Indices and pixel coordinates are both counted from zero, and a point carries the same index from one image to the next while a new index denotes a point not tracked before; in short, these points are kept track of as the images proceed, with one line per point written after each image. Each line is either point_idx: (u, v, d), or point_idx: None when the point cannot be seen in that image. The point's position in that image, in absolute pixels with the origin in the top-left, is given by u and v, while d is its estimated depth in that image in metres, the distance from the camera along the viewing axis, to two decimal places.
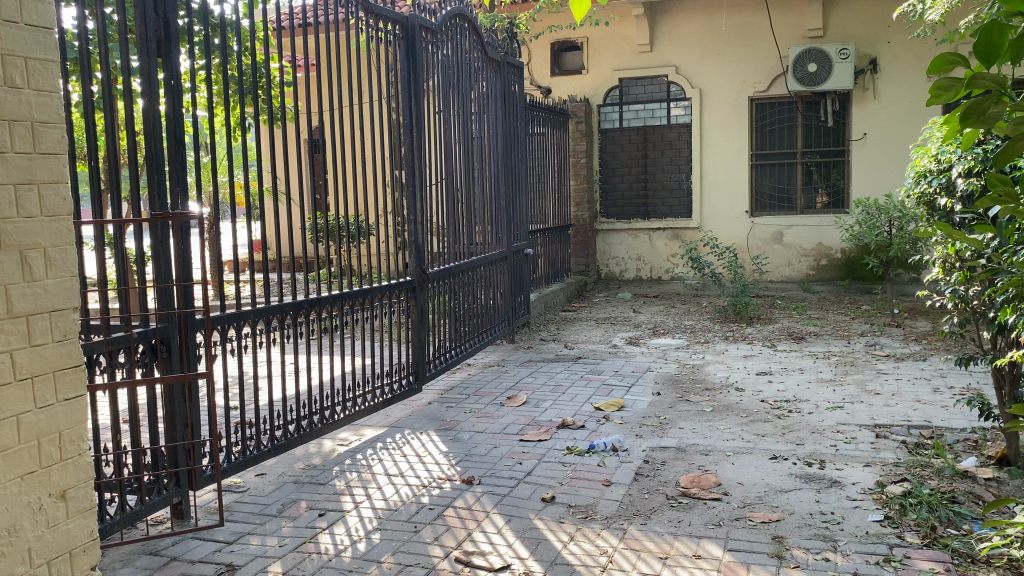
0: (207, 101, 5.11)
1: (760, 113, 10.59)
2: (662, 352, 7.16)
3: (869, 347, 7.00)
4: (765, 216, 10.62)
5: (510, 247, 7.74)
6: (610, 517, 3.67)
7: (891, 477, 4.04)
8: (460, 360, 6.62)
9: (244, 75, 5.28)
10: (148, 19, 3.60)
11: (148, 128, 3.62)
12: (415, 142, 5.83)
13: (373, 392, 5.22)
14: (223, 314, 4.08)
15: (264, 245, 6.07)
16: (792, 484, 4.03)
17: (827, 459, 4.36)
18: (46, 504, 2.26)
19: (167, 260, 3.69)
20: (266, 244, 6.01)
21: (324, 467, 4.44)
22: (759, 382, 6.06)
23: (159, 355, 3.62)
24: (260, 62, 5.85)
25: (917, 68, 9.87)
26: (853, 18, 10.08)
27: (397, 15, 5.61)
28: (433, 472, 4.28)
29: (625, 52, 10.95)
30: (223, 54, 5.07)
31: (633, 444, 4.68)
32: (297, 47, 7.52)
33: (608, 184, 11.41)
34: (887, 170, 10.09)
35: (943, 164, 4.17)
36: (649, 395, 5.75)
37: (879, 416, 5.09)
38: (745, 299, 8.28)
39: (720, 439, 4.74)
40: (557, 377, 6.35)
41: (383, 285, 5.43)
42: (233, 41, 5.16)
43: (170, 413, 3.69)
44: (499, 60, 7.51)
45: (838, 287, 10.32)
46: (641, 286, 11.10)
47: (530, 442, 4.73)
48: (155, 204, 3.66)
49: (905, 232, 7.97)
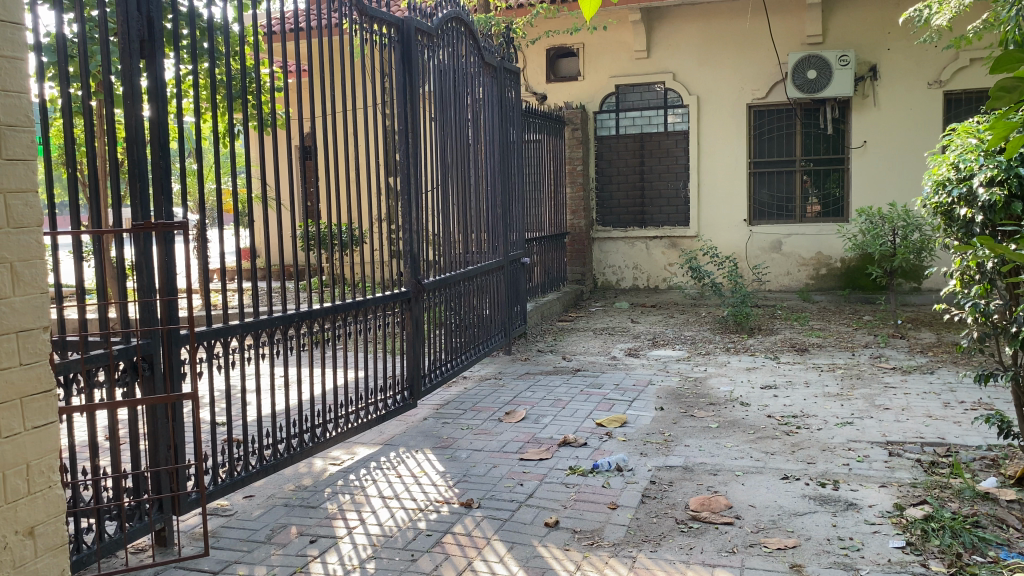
0: (195, 106, 4.91)
1: (758, 120, 10.46)
2: (662, 364, 6.98)
3: (874, 359, 6.84)
4: (764, 224, 10.48)
5: (506, 256, 7.56)
6: (618, 543, 3.48)
7: (909, 499, 3.86)
8: (456, 373, 6.43)
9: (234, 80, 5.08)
10: (130, 19, 3.40)
11: (130, 133, 3.41)
12: (410, 148, 5.64)
13: (367, 409, 5.02)
14: (208, 328, 3.85)
15: (254, 255, 5.88)
16: (806, 507, 3.85)
17: (841, 479, 4.18)
18: (11, 543, 2.05)
19: (150, 271, 3.47)
20: (256, 254, 5.83)
21: (316, 489, 4.24)
22: (764, 396, 5.88)
23: (141, 372, 3.41)
24: (250, 66, 5.65)
25: (917, 75, 9.77)
26: (853, 24, 9.95)
27: (392, 17, 5.44)
28: (430, 494, 4.08)
29: (622, 58, 10.80)
30: (211, 55, 4.87)
31: (638, 463, 4.50)
32: (288, 52, 7.33)
33: (605, 192, 11.25)
34: (887, 178, 9.98)
35: (964, 172, 4.05)
36: (652, 410, 5.57)
37: (890, 432, 4.92)
38: (745, 309, 8.11)
39: (728, 457, 4.56)
40: (556, 391, 6.16)
41: (377, 297, 5.23)
42: (222, 43, 4.96)
43: (152, 434, 3.48)
44: (497, 65, 7.37)
45: (838, 297, 10.17)
46: (638, 295, 10.93)
47: (530, 461, 4.54)
48: (137, 212, 3.43)
49: (909, 241, 7.82)
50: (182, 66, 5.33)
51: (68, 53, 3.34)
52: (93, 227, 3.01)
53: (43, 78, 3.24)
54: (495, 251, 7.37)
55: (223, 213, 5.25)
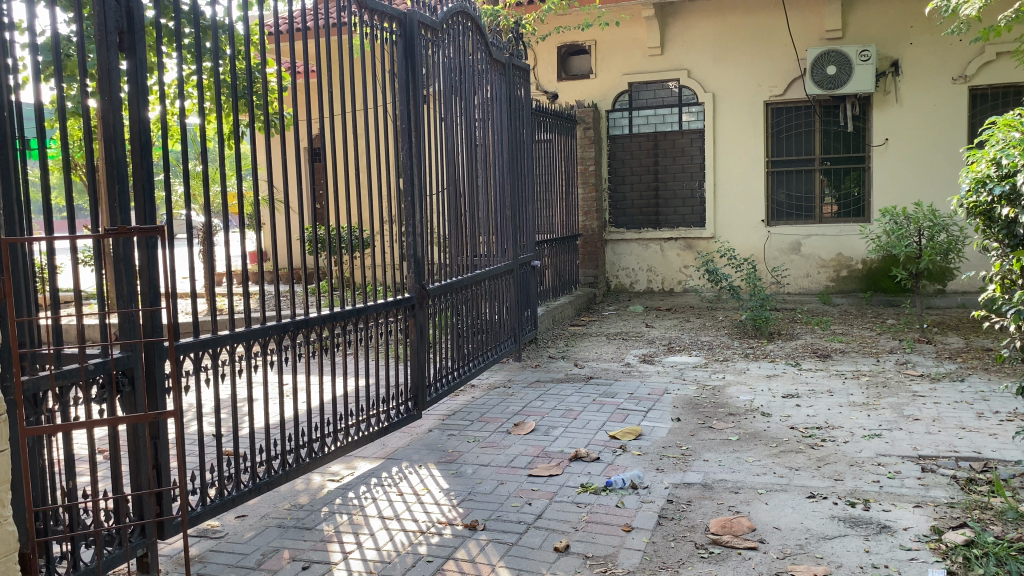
0: (198, 107, 4.70)
1: (776, 117, 10.18)
2: (679, 372, 6.71)
3: (900, 365, 6.55)
4: (782, 225, 10.19)
5: (516, 259, 7.31)
6: (633, 571, 3.22)
7: (947, 522, 3.58)
8: (463, 382, 6.19)
9: (235, 78, 4.86)
10: (108, 11, 3.16)
11: (108, 132, 3.17)
12: (415, 148, 5.40)
13: (369, 421, 4.78)
14: (193, 339, 3.59)
15: (262, 258, 5.69)
16: (835, 529, 3.58)
17: (872, 498, 3.90)
18: None
19: (129, 279, 3.21)
20: (263, 257, 5.63)
21: (312, 508, 4.01)
22: (786, 406, 5.60)
23: (119, 388, 3.14)
24: (253, 65, 5.44)
25: (941, 70, 9.46)
26: (873, 18, 9.65)
27: (395, 11, 5.20)
28: (433, 515, 3.83)
29: (635, 54, 10.53)
30: (214, 54, 4.65)
31: (654, 480, 4.24)
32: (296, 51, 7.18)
33: (618, 192, 10.96)
34: (909, 176, 9.68)
35: (1006, 169, 3.85)
36: (668, 421, 5.30)
37: (922, 445, 4.64)
38: (765, 313, 7.82)
39: (750, 474, 4.29)
40: (568, 400, 5.90)
41: (380, 302, 4.97)
42: (225, 42, 4.73)
43: (133, 455, 3.21)
44: (505, 62, 7.10)
45: (859, 300, 9.86)
46: (652, 298, 10.65)
47: (540, 477, 4.29)
48: (115, 218, 3.18)
49: (936, 242, 7.50)
50: (183, 66, 5.11)
51: (56, 57, 3.12)
52: (58, 233, 2.74)
53: (34, 79, 3.04)
54: (505, 254, 7.12)
55: (230, 217, 5.03)
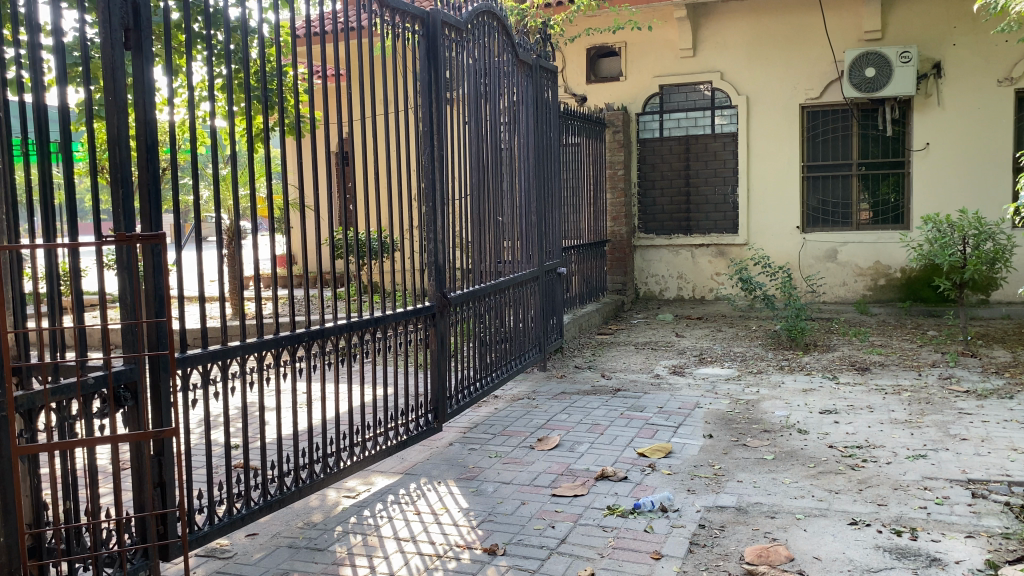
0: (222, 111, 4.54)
1: (812, 121, 9.88)
2: (711, 384, 6.46)
3: (944, 380, 6.25)
4: (818, 232, 9.89)
5: (542, 266, 7.11)
6: None
7: (1003, 555, 3.32)
8: (485, 393, 5.99)
9: (261, 81, 4.71)
10: (113, 8, 3.01)
11: (112, 132, 3.03)
12: (437, 151, 5.22)
13: (387, 435, 4.59)
14: (203, 350, 3.40)
15: (290, 262, 5.55)
16: (881, 560, 3.33)
17: (919, 527, 3.64)
18: None
19: (133, 289, 3.04)
20: (292, 261, 5.46)
21: (325, 527, 3.84)
22: (824, 422, 5.34)
23: (122, 404, 2.98)
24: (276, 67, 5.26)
25: (986, 71, 9.12)
26: (914, 18, 9.34)
27: (418, 10, 5.02)
28: (450, 538, 3.64)
29: (667, 56, 10.30)
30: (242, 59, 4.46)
31: (685, 502, 4.01)
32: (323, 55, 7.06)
33: (648, 198, 10.69)
34: (950, 182, 9.34)
35: None
36: (699, 438, 5.07)
37: (971, 468, 4.36)
38: (801, 324, 7.54)
39: (787, 497, 4.05)
40: (594, 414, 5.68)
41: (399, 312, 4.77)
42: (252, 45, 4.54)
43: (137, 472, 3.07)
44: (532, 63, 6.92)
45: (897, 310, 9.53)
46: (682, 306, 10.39)
47: (564, 498, 4.09)
48: (120, 223, 3.03)
49: (982, 252, 7.18)
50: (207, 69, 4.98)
51: (66, 62, 2.97)
52: (52, 241, 2.61)
53: (40, 82, 2.88)
54: (530, 261, 6.92)
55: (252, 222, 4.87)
